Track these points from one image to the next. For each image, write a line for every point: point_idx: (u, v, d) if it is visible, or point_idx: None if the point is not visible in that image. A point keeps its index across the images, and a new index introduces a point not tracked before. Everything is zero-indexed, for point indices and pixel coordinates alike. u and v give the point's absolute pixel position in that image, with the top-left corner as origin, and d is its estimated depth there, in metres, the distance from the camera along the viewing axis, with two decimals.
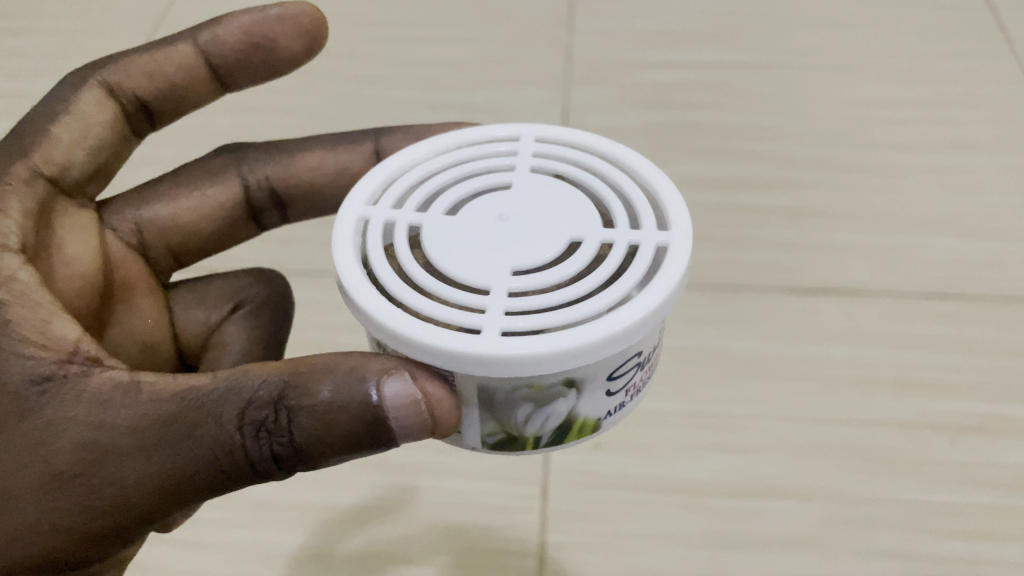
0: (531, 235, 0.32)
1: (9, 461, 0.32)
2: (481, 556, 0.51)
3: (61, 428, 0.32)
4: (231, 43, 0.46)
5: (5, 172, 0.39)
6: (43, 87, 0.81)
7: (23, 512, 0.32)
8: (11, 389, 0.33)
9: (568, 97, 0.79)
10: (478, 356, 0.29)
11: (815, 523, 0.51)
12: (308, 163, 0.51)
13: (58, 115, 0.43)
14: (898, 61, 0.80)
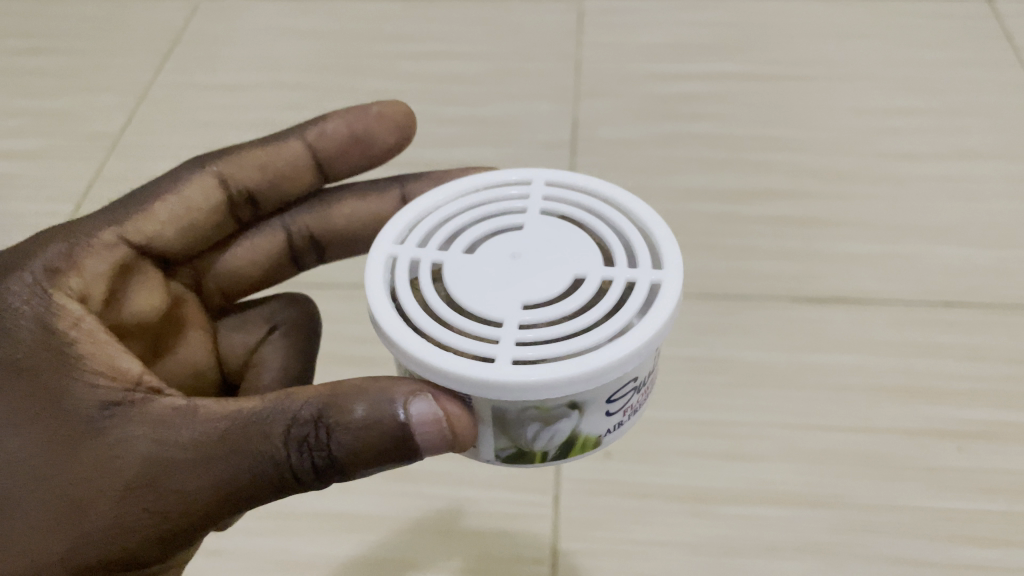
0: (542, 269, 0.34)
1: (77, 475, 0.33)
2: (495, 562, 0.52)
3: (124, 445, 0.34)
4: (336, 139, 0.49)
5: (93, 235, 0.42)
6: (68, 105, 0.83)
7: (93, 520, 0.33)
8: (79, 413, 0.34)
9: (578, 110, 0.80)
10: (490, 382, 0.30)
11: (825, 529, 0.52)
12: (343, 212, 0.52)
13: (162, 193, 0.46)
14: (904, 71, 0.81)
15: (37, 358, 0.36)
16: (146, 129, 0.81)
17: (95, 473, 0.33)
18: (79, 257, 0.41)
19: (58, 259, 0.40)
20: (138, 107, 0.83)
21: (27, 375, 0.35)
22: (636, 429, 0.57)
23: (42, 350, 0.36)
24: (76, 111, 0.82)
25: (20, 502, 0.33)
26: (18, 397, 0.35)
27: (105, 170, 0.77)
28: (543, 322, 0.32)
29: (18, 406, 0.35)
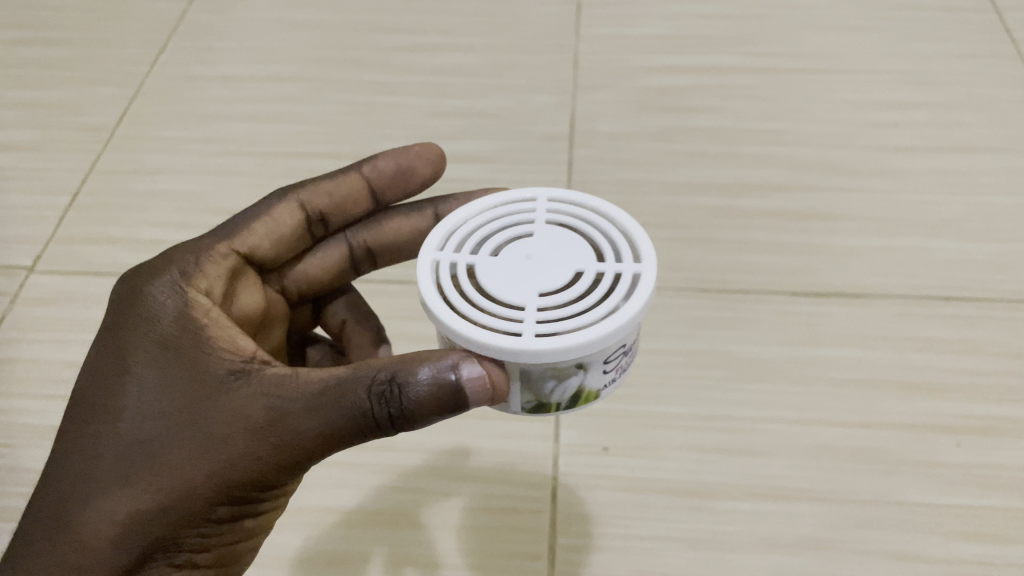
0: (557, 251, 0.35)
1: (192, 429, 0.35)
2: (493, 558, 0.52)
3: (228, 408, 0.35)
4: (388, 175, 0.48)
5: (208, 247, 0.43)
6: (64, 96, 0.83)
7: (199, 467, 0.35)
8: (192, 377, 0.37)
9: (576, 102, 0.79)
10: (512, 353, 0.32)
11: (823, 525, 0.52)
12: (393, 231, 0.50)
13: (256, 215, 0.46)
14: (903, 63, 0.81)
15: (163, 330, 0.38)
16: (142, 121, 0.80)
17: (197, 432, 0.35)
18: (202, 262, 0.42)
19: (184, 263, 0.41)
20: (133, 100, 0.82)
21: (152, 345, 0.38)
22: (634, 422, 0.57)
23: (165, 322, 0.38)
24: (71, 103, 0.82)
25: (135, 458, 0.36)
26: (142, 365, 0.37)
27: (100, 163, 0.76)
28: (559, 300, 0.33)
29: (140, 372, 0.37)
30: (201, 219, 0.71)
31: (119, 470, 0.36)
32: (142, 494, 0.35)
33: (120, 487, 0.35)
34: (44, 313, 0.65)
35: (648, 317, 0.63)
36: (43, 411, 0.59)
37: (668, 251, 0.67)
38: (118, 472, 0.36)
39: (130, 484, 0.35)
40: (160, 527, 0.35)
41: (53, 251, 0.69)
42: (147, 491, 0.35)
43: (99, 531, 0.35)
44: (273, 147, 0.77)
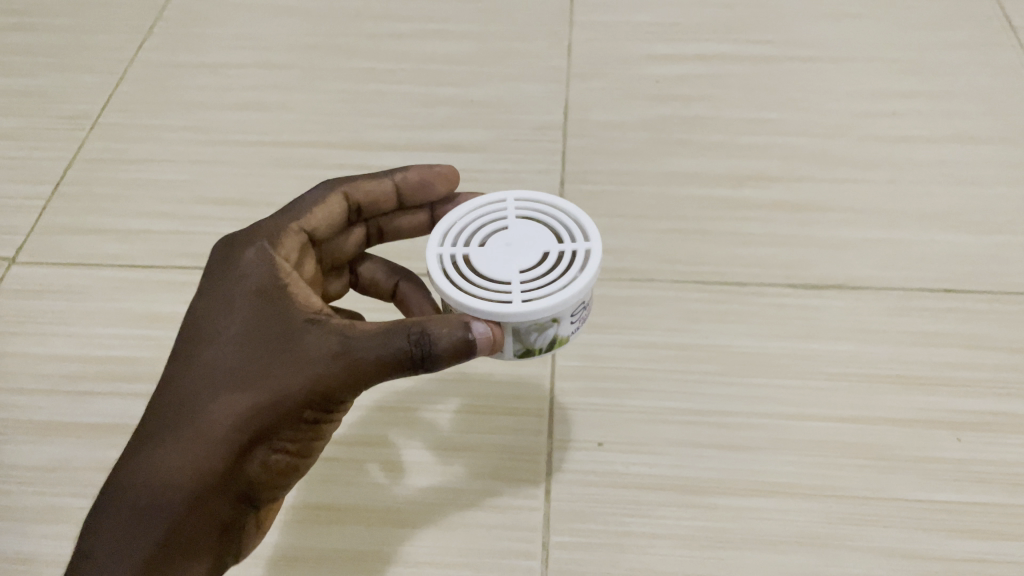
0: (532, 231, 0.41)
1: (262, 359, 0.39)
2: (483, 555, 0.51)
3: (294, 343, 0.39)
4: (420, 185, 0.49)
5: (275, 228, 0.45)
6: (46, 84, 0.81)
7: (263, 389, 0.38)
8: (268, 319, 0.40)
9: (570, 91, 0.78)
10: (502, 315, 0.38)
11: (820, 522, 0.51)
12: (414, 222, 0.51)
13: (308, 203, 0.47)
14: (900, 52, 0.80)
15: (248, 276, 0.42)
16: (126, 109, 0.78)
17: (274, 358, 0.39)
18: (273, 242, 0.44)
19: (262, 237, 0.44)
20: (117, 87, 0.81)
21: (237, 287, 0.41)
22: (627, 418, 0.56)
23: (249, 269, 0.42)
24: (54, 90, 0.80)
25: (220, 379, 0.39)
26: (228, 303, 0.41)
27: (83, 151, 0.75)
28: (537, 272, 0.40)
29: (227, 309, 0.41)
30: (185, 209, 0.70)
31: (199, 389, 0.39)
32: (225, 408, 0.38)
33: (200, 405, 0.39)
34: (25, 305, 0.63)
35: (642, 310, 0.62)
36: (23, 406, 0.58)
37: (662, 244, 0.66)
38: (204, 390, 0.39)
39: (217, 399, 0.39)
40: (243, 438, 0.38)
41: (34, 242, 0.68)
42: (229, 406, 0.38)
43: (188, 439, 0.38)
44: (260, 136, 0.75)
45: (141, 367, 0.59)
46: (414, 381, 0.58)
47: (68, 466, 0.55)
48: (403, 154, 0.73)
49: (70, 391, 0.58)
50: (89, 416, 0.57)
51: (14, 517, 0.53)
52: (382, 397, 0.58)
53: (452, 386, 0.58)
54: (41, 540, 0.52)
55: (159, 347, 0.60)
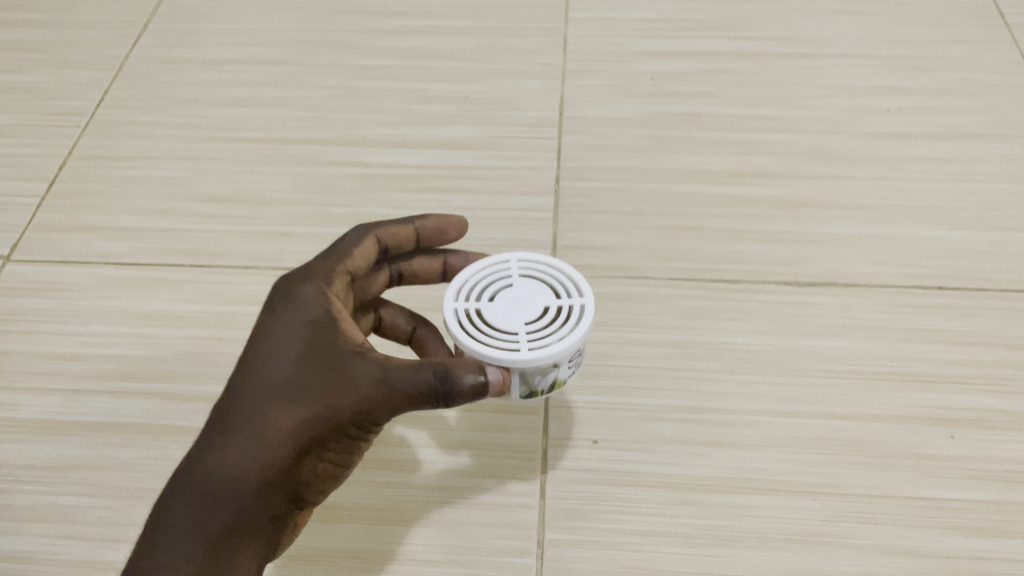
0: (532, 286, 0.45)
1: (308, 382, 0.41)
2: (479, 553, 0.51)
3: (339, 369, 0.41)
4: (437, 232, 0.50)
5: (325, 279, 0.45)
6: (40, 80, 0.81)
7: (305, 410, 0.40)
8: (317, 345, 0.42)
9: (565, 87, 0.78)
10: (512, 363, 0.42)
11: (815, 519, 0.51)
12: (430, 269, 0.52)
13: (347, 250, 0.47)
14: (896, 48, 0.80)
15: (305, 296, 0.44)
16: (120, 105, 0.78)
17: (325, 377, 0.41)
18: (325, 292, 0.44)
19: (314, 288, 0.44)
20: (112, 83, 0.81)
21: (294, 305, 0.43)
22: (623, 416, 0.56)
23: (306, 289, 0.44)
24: (48, 87, 0.80)
25: (274, 393, 0.41)
26: (284, 319, 0.43)
27: (78, 149, 0.75)
28: (540, 325, 0.44)
29: (281, 332, 0.43)
30: (180, 206, 0.69)
31: (250, 404, 0.41)
32: (277, 423, 0.40)
33: (251, 420, 0.41)
34: (20, 304, 0.63)
35: (637, 307, 0.62)
36: (18, 404, 0.58)
37: (657, 241, 0.66)
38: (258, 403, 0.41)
39: (270, 412, 0.40)
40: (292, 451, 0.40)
41: (29, 240, 0.67)
42: (276, 423, 0.40)
43: (243, 450, 0.40)
44: (255, 133, 0.75)
45: (135, 366, 0.59)
46: None
47: (63, 465, 0.55)
48: (398, 150, 0.73)
49: (65, 389, 0.58)
50: (85, 414, 0.57)
51: (9, 516, 0.53)
52: None
53: None
54: (37, 539, 0.52)
55: (154, 346, 0.60)
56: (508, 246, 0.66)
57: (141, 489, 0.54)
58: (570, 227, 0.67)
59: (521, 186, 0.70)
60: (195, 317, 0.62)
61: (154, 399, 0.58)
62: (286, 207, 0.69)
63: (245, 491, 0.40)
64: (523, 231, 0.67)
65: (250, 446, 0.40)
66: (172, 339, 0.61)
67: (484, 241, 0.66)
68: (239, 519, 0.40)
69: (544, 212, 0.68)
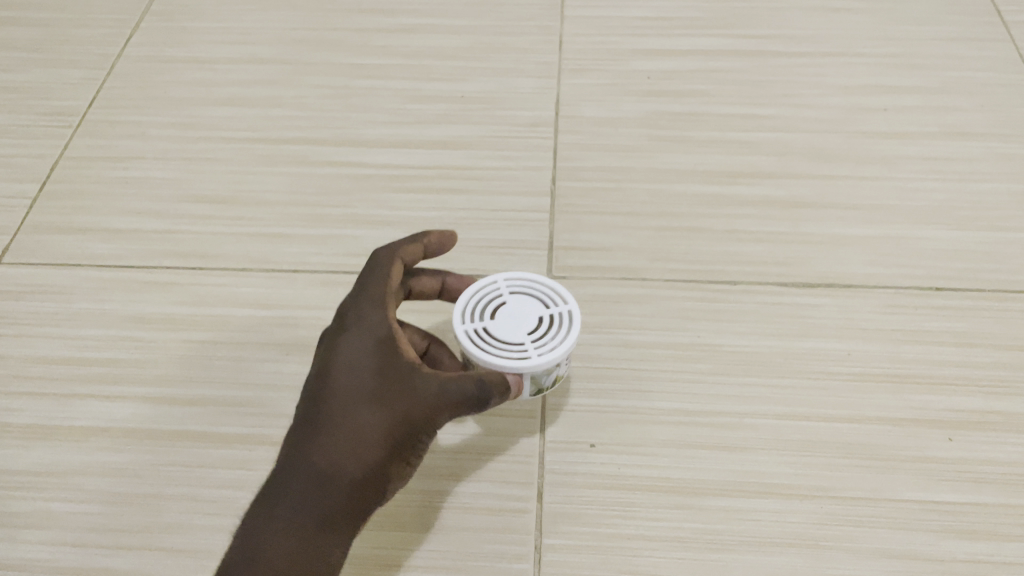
0: (525, 302, 0.51)
1: (379, 396, 0.44)
2: (476, 558, 0.50)
3: (402, 384, 0.44)
4: (439, 244, 0.52)
5: (378, 313, 0.47)
6: (31, 79, 0.80)
7: (380, 421, 0.44)
8: (379, 365, 0.45)
9: (561, 86, 0.78)
10: (525, 369, 0.48)
11: (812, 523, 0.51)
12: (435, 282, 0.53)
13: (385, 279, 0.48)
14: (893, 46, 0.79)
15: (365, 320, 0.47)
16: (112, 105, 0.78)
17: (397, 389, 0.44)
18: (382, 323, 0.46)
19: (372, 323, 0.46)
20: (104, 82, 0.80)
21: (360, 324, 0.46)
22: (620, 418, 0.56)
23: (365, 309, 0.47)
24: (39, 86, 0.79)
25: (346, 409, 0.44)
26: (353, 338, 0.46)
27: (70, 149, 0.74)
28: (541, 333, 0.49)
29: (345, 353, 0.46)
30: (173, 207, 0.69)
31: (328, 421, 0.44)
32: (358, 432, 0.43)
33: (330, 434, 0.44)
34: (12, 306, 0.63)
35: (634, 309, 0.61)
36: (10, 409, 0.57)
37: (654, 242, 0.65)
38: (338, 415, 0.44)
39: (350, 422, 0.44)
40: (373, 459, 0.43)
41: (20, 242, 0.67)
42: (355, 434, 0.43)
43: (327, 461, 0.43)
44: (248, 132, 0.74)
45: (129, 370, 0.59)
46: None
47: (56, 471, 0.54)
48: (393, 150, 0.73)
49: (58, 393, 0.58)
50: (77, 419, 0.57)
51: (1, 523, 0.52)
52: None
53: None
54: (29, 546, 0.51)
55: (147, 349, 0.60)
56: (504, 247, 0.65)
57: (134, 494, 0.53)
58: (566, 227, 0.66)
59: (516, 186, 0.69)
60: (188, 319, 0.62)
61: (147, 403, 0.57)
62: (280, 208, 0.69)
63: (333, 497, 0.43)
64: (518, 232, 0.66)
65: (334, 454, 0.43)
66: (165, 342, 0.60)
67: (480, 242, 0.66)
68: (328, 524, 0.43)
69: (539, 213, 0.68)
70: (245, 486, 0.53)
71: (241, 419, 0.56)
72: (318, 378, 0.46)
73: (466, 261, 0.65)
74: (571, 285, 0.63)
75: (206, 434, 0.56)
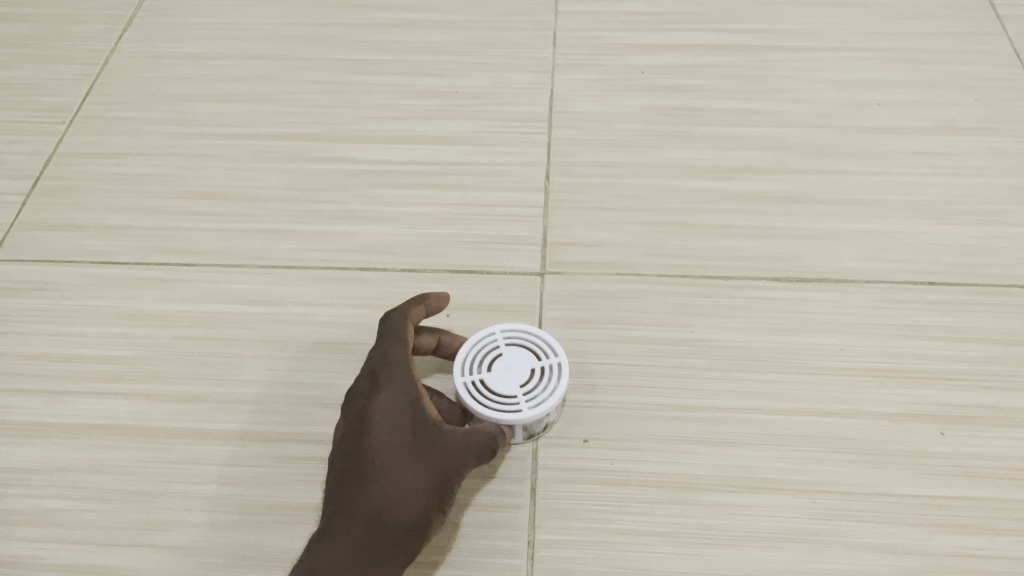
0: (521, 355, 0.54)
1: (420, 451, 0.47)
2: (469, 554, 0.50)
3: (437, 439, 0.47)
4: (437, 302, 0.55)
5: (408, 376, 0.49)
6: (24, 76, 0.80)
7: (425, 474, 0.46)
8: (416, 422, 0.47)
9: (555, 81, 0.77)
10: (519, 420, 0.51)
11: (806, 518, 0.51)
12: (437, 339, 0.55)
13: (404, 343, 0.50)
14: (888, 41, 0.79)
15: (395, 378, 0.49)
16: (106, 101, 0.77)
17: (434, 443, 0.47)
18: (413, 385, 0.48)
19: (407, 385, 0.48)
20: (97, 79, 0.80)
21: (391, 385, 0.48)
22: (613, 414, 0.56)
23: (393, 370, 0.49)
24: (32, 83, 0.79)
25: (393, 464, 0.46)
26: (386, 398, 0.48)
27: (63, 146, 0.74)
28: (533, 385, 0.53)
29: (381, 411, 0.48)
30: (166, 204, 0.69)
31: (379, 478, 0.46)
32: (404, 485, 0.46)
33: (383, 489, 0.46)
34: (4, 304, 0.63)
35: (627, 305, 0.61)
36: (4, 406, 0.57)
37: (648, 237, 0.65)
38: (382, 471, 0.46)
39: (396, 477, 0.46)
40: (420, 509, 0.46)
41: (14, 239, 0.67)
42: (405, 486, 0.46)
43: (384, 515, 0.45)
44: (242, 129, 0.74)
45: (122, 367, 0.59)
46: None
47: (50, 468, 0.54)
48: (387, 146, 0.73)
49: (51, 390, 0.58)
50: (71, 416, 0.56)
51: None
52: None
53: (435, 380, 0.57)
54: (24, 543, 0.51)
55: (141, 346, 0.60)
56: (498, 243, 0.65)
57: (127, 491, 0.53)
58: (560, 223, 0.66)
59: (510, 182, 0.69)
60: (182, 316, 0.61)
61: (140, 400, 0.57)
62: (274, 204, 0.69)
63: (393, 548, 0.45)
64: (512, 227, 0.66)
65: (385, 509, 0.45)
66: (159, 339, 0.60)
67: (473, 238, 0.66)
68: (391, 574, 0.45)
69: (533, 209, 0.67)
70: (239, 483, 0.53)
71: (234, 416, 0.56)
72: (352, 440, 0.48)
73: (460, 257, 0.65)
74: (565, 280, 0.63)
75: (199, 431, 0.55)
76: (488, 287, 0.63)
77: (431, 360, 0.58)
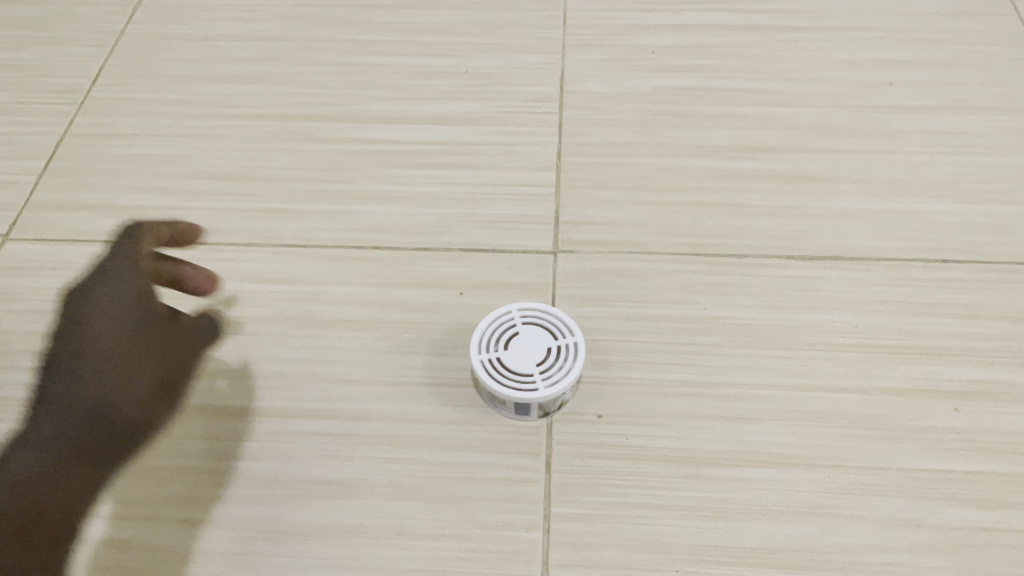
0: (537, 334, 0.54)
1: (135, 358, 0.48)
2: (486, 527, 0.51)
3: (147, 351, 0.49)
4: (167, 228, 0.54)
5: (139, 279, 0.49)
6: (35, 57, 0.80)
7: (128, 381, 0.48)
8: (132, 325, 0.48)
9: (565, 61, 0.77)
10: (533, 400, 0.52)
11: (821, 492, 0.51)
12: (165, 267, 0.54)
13: (137, 249, 0.51)
14: (898, 21, 0.79)
15: (131, 280, 0.49)
16: (115, 81, 0.77)
17: (146, 355, 0.49)
18: (140, 286, 0.49)
19: (140, 291, 0.49)
20: (107, 60, 0.80)
21: (111, 282, 0.49)
22: (627, 389, 0.56)
23: (126, 272, 0.49)
24: (43, 64, 0.79)
25: (107, 364, 0.47)
26: (110, 295, 0.48)
27: (74, 126, 0.74)
28: (549, 365, 0.53)
29: (108, 306, 0.48)
30: (179, 183, 0.69)
31: (94, 375, 0.46)
32: (119, 388, 0.47)
33: (107, 389, 0.47)
34: (19, 282, 0.63)
35: (639, 283, 0.62)
36: (20, 382, 0.57)
37: (660, 216, 0.65)
38: (101, 369, 0.47)
39: (107, 380, 0.47)
40: (132, 414, 0.47)
41: (26, 218, 0.67)
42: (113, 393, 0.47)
43: (94, 411, 0.46)
44: (253, 109, 0.74)
45: None
46: (413, 355, 0.58)
47: None
48: (398, 126, 0.73)
49: None
50: None
51: None
52: (382, 371, 0.57)
53: (450, 358, 0.58)
54: None
55: None
56: (510, 222, 0.65)
57: (144, 466, 0.54)
58: (572, 202, 0.67)
59: (522, 161, 0.69)
60: (195, 294, 0.62)
61: None
62: (286, 184, 0.69)
63: (88, 449, 0.46)
64: (524, 206, 0.66)
65: (100, 411, 0.46)
66: None
67: (486, 217, 0.66)
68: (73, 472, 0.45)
69: (545, 188, 0.68)
70: (255, 458, 0.54)
71: (250, 392, 0.56)
72: (66, 334, 0.48)
73: (472, 236, 0.65)
74: (577, 258, 0.63)
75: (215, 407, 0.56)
76: (501, 265, 0.63)
77: (445, 338, 0.59)
